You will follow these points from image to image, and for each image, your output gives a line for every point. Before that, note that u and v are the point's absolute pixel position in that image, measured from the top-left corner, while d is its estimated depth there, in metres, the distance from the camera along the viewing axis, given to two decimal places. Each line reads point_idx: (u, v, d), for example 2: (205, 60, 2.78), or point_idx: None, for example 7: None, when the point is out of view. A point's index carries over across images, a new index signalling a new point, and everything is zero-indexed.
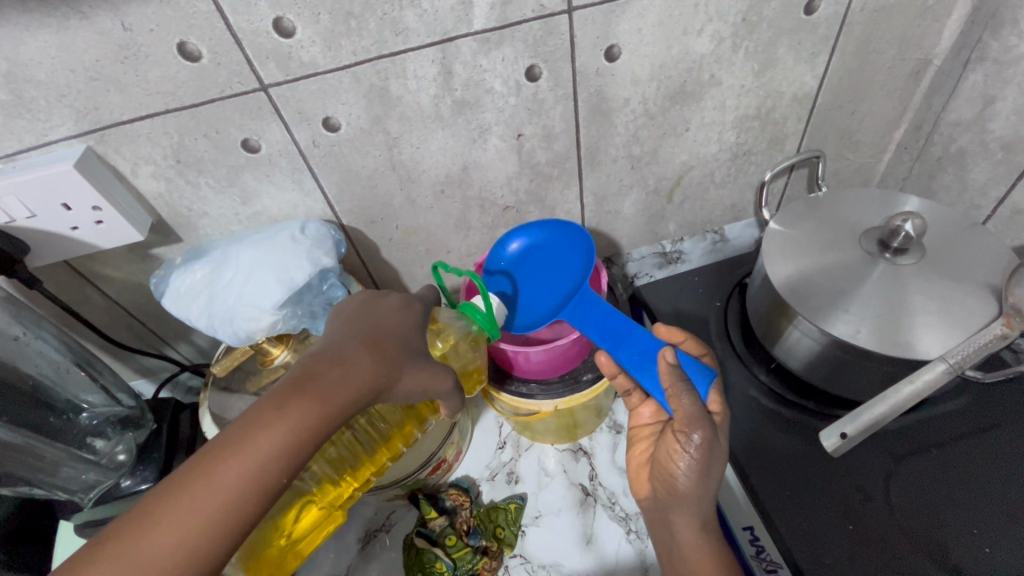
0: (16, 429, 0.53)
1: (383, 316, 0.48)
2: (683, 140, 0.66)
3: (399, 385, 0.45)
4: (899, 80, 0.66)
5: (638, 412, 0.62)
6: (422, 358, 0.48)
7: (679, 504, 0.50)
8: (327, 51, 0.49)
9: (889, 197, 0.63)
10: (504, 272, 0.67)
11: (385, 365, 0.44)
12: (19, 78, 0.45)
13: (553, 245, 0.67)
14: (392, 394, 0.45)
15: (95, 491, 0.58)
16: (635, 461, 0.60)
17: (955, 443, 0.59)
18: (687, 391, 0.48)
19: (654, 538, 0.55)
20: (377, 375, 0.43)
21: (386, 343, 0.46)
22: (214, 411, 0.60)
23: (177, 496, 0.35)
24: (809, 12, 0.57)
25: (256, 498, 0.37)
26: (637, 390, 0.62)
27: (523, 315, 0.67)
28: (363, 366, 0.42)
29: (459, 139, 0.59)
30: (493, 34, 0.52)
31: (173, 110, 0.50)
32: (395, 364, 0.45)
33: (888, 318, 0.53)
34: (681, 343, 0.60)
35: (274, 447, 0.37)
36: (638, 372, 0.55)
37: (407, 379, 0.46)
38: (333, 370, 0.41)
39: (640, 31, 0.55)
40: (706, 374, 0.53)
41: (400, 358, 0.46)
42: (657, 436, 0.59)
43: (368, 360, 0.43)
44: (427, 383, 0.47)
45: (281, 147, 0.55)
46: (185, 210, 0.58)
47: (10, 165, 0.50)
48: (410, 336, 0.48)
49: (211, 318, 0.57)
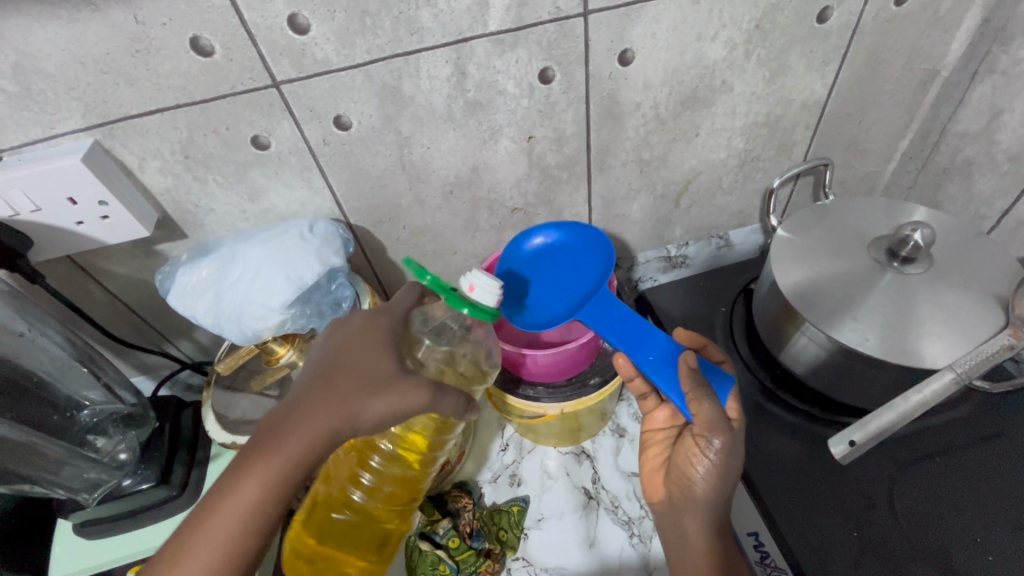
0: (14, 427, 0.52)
1: (343, 346, 0.49)
2: (693, 145, 0.66)
3: (362, 417, 0.46)
4: (907, 90, 0.66)
5: (652, 416, 0.61)
6: (382, 384, 0.47)
7: (693, 510, 0.51)
8: (341, 49, 0.49)
9: (896, 206, 0.63)
10: (518, 272, 0.67)
11: (340, 402, 0.46)
12: (27, 69, 0.44)
13: (568, 247, 0.66)
14: (359, 426, 0.46)
15: (99, 491, 0.57)
16: (649, 466, 0.59)
17: (958, 451, 0.59)
18: (707, 396, 0.50)
19: (663, 544, 0.55)
20: (327, 418, 0.45)
21: (341, 378, 0.47)
22: (218, 409, 0.60)
23: (175, 555, 0.42)
24: (822, 20, 0.57)
25: (243, 544, 0.43)
26: (653, 394, 0.61)
27: (537, 316, 0.66)
28: (315, 411, 0.45)
29: (470, 139, 0.59)
30: (508, 35, 0.52)
31: (184, 105, 0.49)
32: (347, 401, 0.46)
33: (895, 326, 0.53)
34: (704, 349, 0.61)
35: (244, 503, 0.43)
36: (655, 376, 0.55)
37: (369, 410, 0.46)
38: (289, 422, 0.45)
39: (654, 36, 0.55)
40: (724, 378, 0.54)
41: (357, 390, 0.46)
42: (673, 442, 0.59)
43: (321, 404, 0.45)
44: (394, 406, 0.46)
45: (291, 145, 0.55)
46: (191, 207, 0.57)
47: (14, 158, 0.49)
48: (368, 362, 0.48)
49: (217, 316, 0.56)
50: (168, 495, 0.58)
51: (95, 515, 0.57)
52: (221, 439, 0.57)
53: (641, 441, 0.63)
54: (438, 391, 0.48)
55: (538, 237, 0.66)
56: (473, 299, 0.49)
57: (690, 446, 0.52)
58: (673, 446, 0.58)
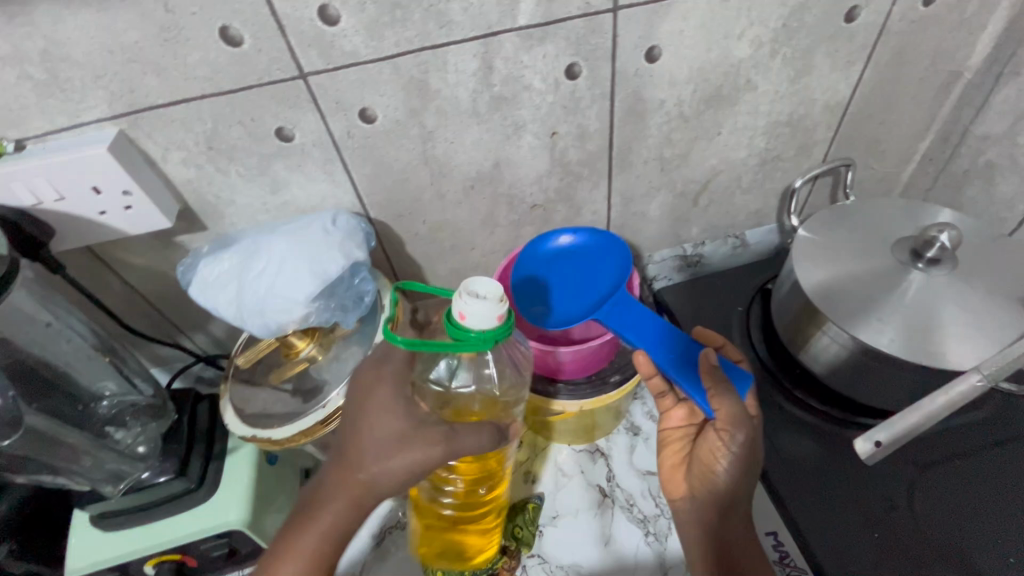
0: (43, 416, 0.53)
1: (350, 412, 0.50)
2: (714, 144, 0.66)
3: (382, 478, 0.47)
4: (929, 92, 0.66)
5: (669, 415, 0.61)
6: (391, 446, 0.47)
7: (720, 506, 0.51)
8: (370, 41, 0.49)
9: (919, 208, 0.63)
10: (538, 272, 0.67)
11: (356, 472, 0.47)
12: (55, 57, 0.44)
13: (591, 247, 0.67)
14: (383, 487, 0.47)
15: (124, 483, 0.56)
16: (669, 464, 0.59)
17: (978, 453, 0.59)
18: (728, 392, 0.51)
19: (686, 542, 0.54)
20: (347, 491, 0.47)
21: (354, 447, 0.49)
22: (236, 402, 0.59)
23: None
24: (849, 20, 0.57)
25: None
26: (671, 392, 0.61)
27: (560, 316, 0.65)
28: (337, 484, 0.48)
29: (494, 134, 0.59)
30: (537, 30, 0.51)
31: (210, 95, 0.49)
32: (361, 471, 0.47)
33: (919, 327, 0.53)
34: (722, 347, 0.61)
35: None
36: (680, 375, 0.55)
37: (386, 471, 0.47)
38: (318, 498, 0.48)
39: (681, 33, 0.55)
40: (745, 377, 0.54)
41: (367, 457, 0.48)
42: (692, 439, 0.59)
43: (341, 476, 0.48)
44: (411, 463, 0.47)
45: (315, 137, 0.54)
46: (212, 198, 0.57)
47: (38, 147, 0.49)
48: (373, 426, 0.48)
49: (240, 308, 0.55)
50: (186, 488, 0.57)
51: (112, 507, 0.56)
52: (240, 432, 0.56)
53: (658, 439, 0.62)
54: (451, 438, 0.48)
55: (561, 237, 0.67)
56: (467, 325, 0.45)
57: (713, 440, 0.52)
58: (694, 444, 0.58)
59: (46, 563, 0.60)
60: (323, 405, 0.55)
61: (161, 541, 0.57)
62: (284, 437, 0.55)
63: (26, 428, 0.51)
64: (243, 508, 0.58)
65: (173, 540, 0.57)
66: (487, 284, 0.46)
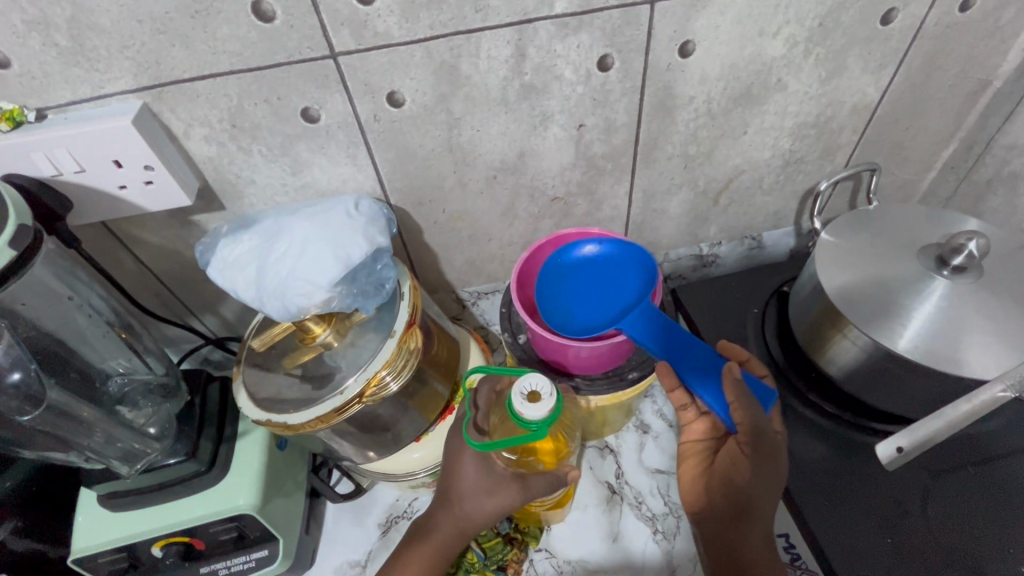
0: (61, 391, 0.51)
1: (447, 459, 0.59)
2: (739, 143, 0.66)
3: (473, 517, 0.58)
4: (957, 99, 0.66)
5: (690, 427, 0.61)
6: (479, 489, 0.57)
7: (741, 515, 0.51)
8: (404, 22, 0.48)
9: (943, 215, 0.63)
10: (558, 279, 0.66)
11: (452, 511, 0.58)
12: (82, 24, 0.43)
13: (615, 257, 0.65)
14: (473, 522, 0.58)
15: (140, 463, 0.55)
16: (687, 476, 0.59)
17: (994, 463, 0.59)
18: (749, 406, 0.52)
19: (700, 554, 0.55)
20: (449, 524, 0.58)
21: (448, 489, 0.58)
22: (249, 385, 0.58)
23: None
24: (886, 22, 0.57)
25: None
26: (693, 405, 0.60)
27: (583, 321, 0.64)
28: (440, 518, 0.59)
29: (520, 124, 0.58)
30: (573, 19, 0.50)
31: (238, 71, 0.48)
32: (458, 508, 0.58)
33: (942, 334, 0.53)
34: (747, 361, 0.61)
35: None
36: (704, 386, 0.55)
37: (475, 512, 0.57)
38: (428, 526, 0.59)
39: (717, 28, 0.54)
40: (768, 394, 0.55)
41: (461, 499, 0.58)
42: (711, 454, 0.59)
43: (442, 512, 0.59)
44: (495, 505, 0.57)
45: (340, 119, 0.53)
46: (232, 177, 0.56)
47: (59, 116, 0.47)
48: (464, 474, 0.57)
49: (259, 290, 0.53)
50: (196, 471, 0.57)
51: (118, 486, 0.56)
52: (258, 417, 0.55)
53: (677, 452, 0.62)
54: (525, 488, 0.57)
55: (586, 246, 0.65)
56: (532, 421, 0.50)
57: (736, 451, 0.54)
58: (711, 460, 0.59)
59: (49, 541, 0.59)
60: (340, 392, 0.54)
61: (169, 524, 0.56)
62: (299, 422, 0.54)
63: (48, 403, 0.49)
64: (252, 493, 0.57)
65: (181, 522, 0.56)
66: (536, 379, 0.52)
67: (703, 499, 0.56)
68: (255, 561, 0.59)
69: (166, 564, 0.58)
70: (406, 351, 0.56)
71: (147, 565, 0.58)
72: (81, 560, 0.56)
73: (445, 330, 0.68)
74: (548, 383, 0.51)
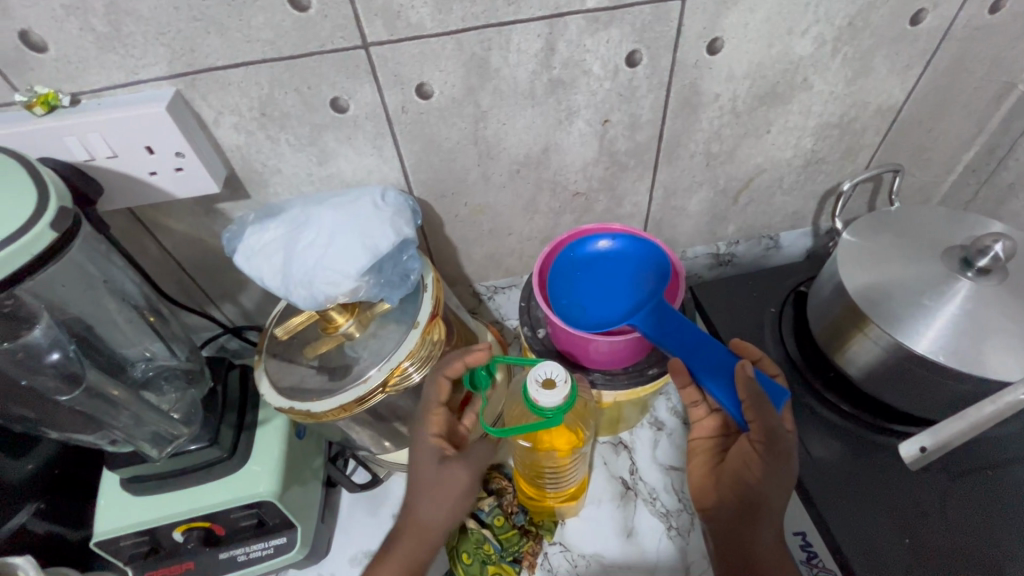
0: (97, 371, 0.53)
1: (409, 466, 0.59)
2: (762, 142, 0.66)
3: (434, 519, 0.57)
4: (981, 102, 0.66)
5: (700, 424, 0.61)
6: (428, 488, 0.56)
7: (754, 516, 0.52)
8: (437, 14, 0.48)
9: (967, 218, 0.63)
10: (574, 275, 0.67)
11: (415, 522, 0.57)
12: (120, 10, 0.43)
13: (629, 253, 0.66)
14: (434, 523, 0.57)
15: (169, 446, 0.56)
16: (696, 474, 0.59)
17: (1012, 466, 0.59)
18: (761, 405, 0.51)
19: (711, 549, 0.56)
20: (417, 533, 0.57)
21: (411, 498, 0.58)
22: (272, 373, 0.59)
23: None
24: (914, 23, 0.57)
25: None
26: (704, 402, 0.60)
27: (601, 317, 0.65)
28: (406, 530, 0.57)
29: (546, 118, 0.58)
30: (604, 14, 0.51)
31: (270, 59, 0.48)
32: (418, 521, 0.57)
33: (967, 336, 0.53)
34: (760, 360, 0.60)
35: None
36: (718, 383, 0.55)
37: (435, 512, 0.56)
38: (396, 540, 0.57)
39: (746, 26, 0.54)
40: (780, 392, 0.54)
41: (420, 504, 0.57)
42: (719, 452, 0.59)
43: (407, 523, 0.57)
44: (449, 496, 0.57)
45: (368, 110, 0.54)
46: (259, 166, 0.56)
47: (93, 102, 0.48)
48: (420, 479, 0.57)
49: (286, 279, 0.53)
50: (218, 457, 0.57)
51: (140, 471, 0.56)
52: (282, 405, 0.55)
53: (687, 448, 0.62)
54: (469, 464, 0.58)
55: (600, 241, 0.66)
56: (547, 408, 0.50)
57: (746, 450, 0.53)
58: (720, 458, 0.59)
59: (71, 525, 0.60)
60: (363, 381, 0.54)
61: (189, 509, 0.56)
62: (322, 410, 0.54)
63: (87, 385, 0.52)
64: (274, 479, 0.57)
65: (202, 507, 0.56)
66: (551, 367, 0.52)
67: (713, 496, 0.56)
68: (273, 548, 0.59)
69: (187, 548, 0.58)
70: (429, 342, 0.57)
71: (167, 550, 0.58)
72: (103, 543, 0.56)
73: (464, 323, 0.68)
74: (563, 371, 0.52)
